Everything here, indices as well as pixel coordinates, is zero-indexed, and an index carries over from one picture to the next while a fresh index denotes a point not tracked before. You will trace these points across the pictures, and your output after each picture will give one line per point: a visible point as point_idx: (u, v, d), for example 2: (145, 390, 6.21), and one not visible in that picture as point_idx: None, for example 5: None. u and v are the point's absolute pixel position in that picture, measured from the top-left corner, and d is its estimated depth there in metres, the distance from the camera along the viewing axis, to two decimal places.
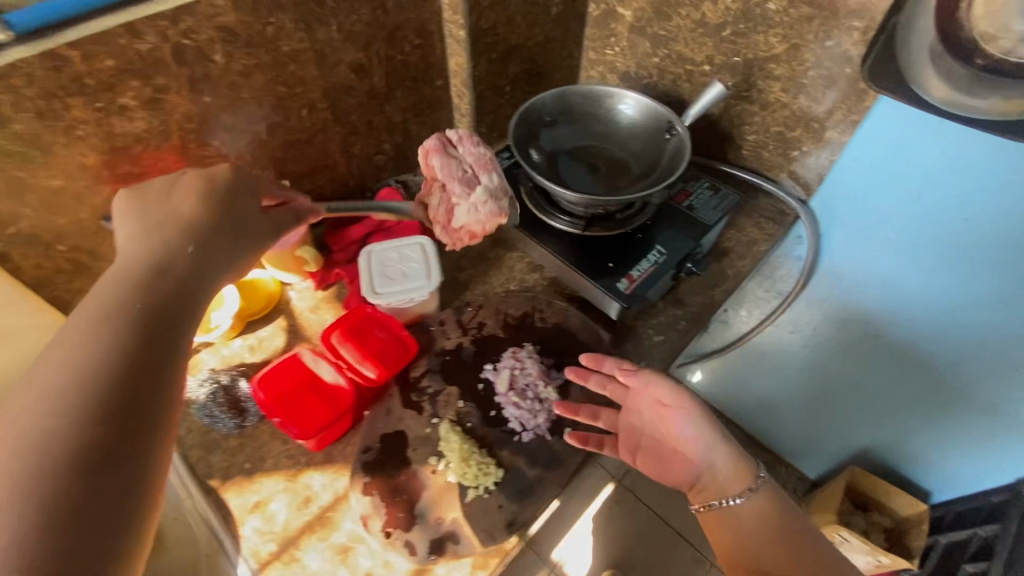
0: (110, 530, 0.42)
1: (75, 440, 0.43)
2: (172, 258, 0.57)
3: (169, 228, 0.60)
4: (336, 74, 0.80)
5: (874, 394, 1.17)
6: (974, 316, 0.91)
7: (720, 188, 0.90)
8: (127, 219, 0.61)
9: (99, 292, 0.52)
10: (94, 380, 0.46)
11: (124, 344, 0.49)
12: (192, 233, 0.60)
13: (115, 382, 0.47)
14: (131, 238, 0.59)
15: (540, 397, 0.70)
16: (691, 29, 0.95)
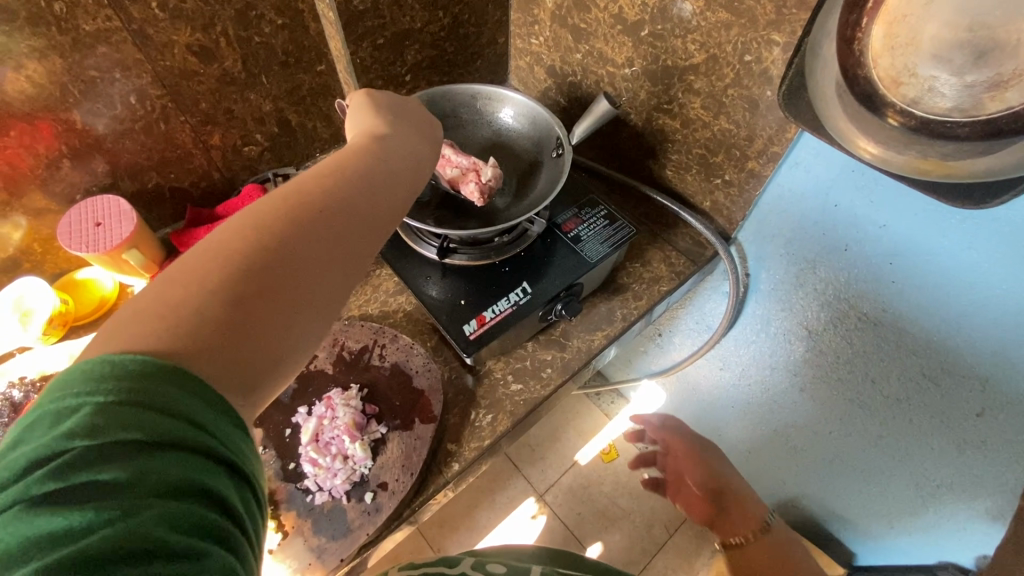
0: (233, 374, 0.38)
1: (303, 264, 0.42)
2: (410, 140, 0.55)
3: (424, 128, 0.58)
4: (169, 57, 0.70)
5: (799, 448, 1.05)
6: (901, 384, 0.79)
7: (616, 218, 0.79)
8: (371, 111, 0.56)
9: (350, 156, 0.49)
10: (343, 218, 0.45)
11: (351, 189, 0.47)
12: (417, 129, 0.57)
13: (348, 219, 0.45)
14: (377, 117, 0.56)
15: (345, 454, 0.62)
16: (609, 24, 0.80)
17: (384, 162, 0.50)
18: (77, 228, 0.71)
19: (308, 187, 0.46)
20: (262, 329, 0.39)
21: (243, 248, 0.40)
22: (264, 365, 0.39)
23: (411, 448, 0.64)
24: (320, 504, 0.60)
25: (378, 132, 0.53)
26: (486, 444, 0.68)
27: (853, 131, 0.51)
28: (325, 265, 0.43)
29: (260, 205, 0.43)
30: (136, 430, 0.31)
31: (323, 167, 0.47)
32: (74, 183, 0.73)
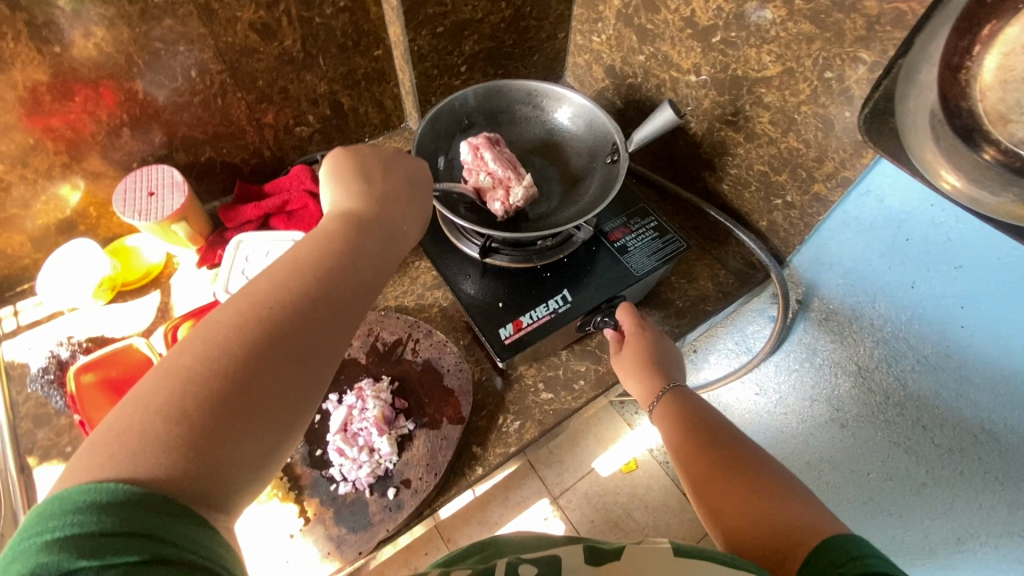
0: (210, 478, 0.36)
1: (276, 369, 0.40)
2: (388, 210, 0.51)
3: (408, 190, 0.54)
4: (232, 33, 0.70)
5: (830, 486, 1.00)
6: (956, 436, 0.74)
7: (667, 231, 0.76)
8: (353, 178, 0.52)
9: (321, 237, 0.46)
10: (317, 311, 0.42)
11: (323, 276, 0.44)
12: (399, 193, 0.53)
13: (324, 311, 0.43)
14: (364, 184, 0.52)
15: (371, 447, 0.62)
16: (679, 28, 0.77)
17: (358, 240, 0.47)
18: (132, 197, 0.72)
19: (285, 273, 0.43)
20: (234, 442, 0.37)
21: (208, 362, 0.38)
22: (239, 475, 0.37)
23: (437, 448, 0.63)
24: (343, 495, 0.60)
25: (355, 207, 0.50)
26: (512, 452, 0.67)
27: (946, 166, 0.47)
28: (303, 363, 0.41)
29: (220, 317, 0.40)
30: (93, 559, 0.29)
31: (291, 256, 0.44)
32: (131, 151, 0.74)
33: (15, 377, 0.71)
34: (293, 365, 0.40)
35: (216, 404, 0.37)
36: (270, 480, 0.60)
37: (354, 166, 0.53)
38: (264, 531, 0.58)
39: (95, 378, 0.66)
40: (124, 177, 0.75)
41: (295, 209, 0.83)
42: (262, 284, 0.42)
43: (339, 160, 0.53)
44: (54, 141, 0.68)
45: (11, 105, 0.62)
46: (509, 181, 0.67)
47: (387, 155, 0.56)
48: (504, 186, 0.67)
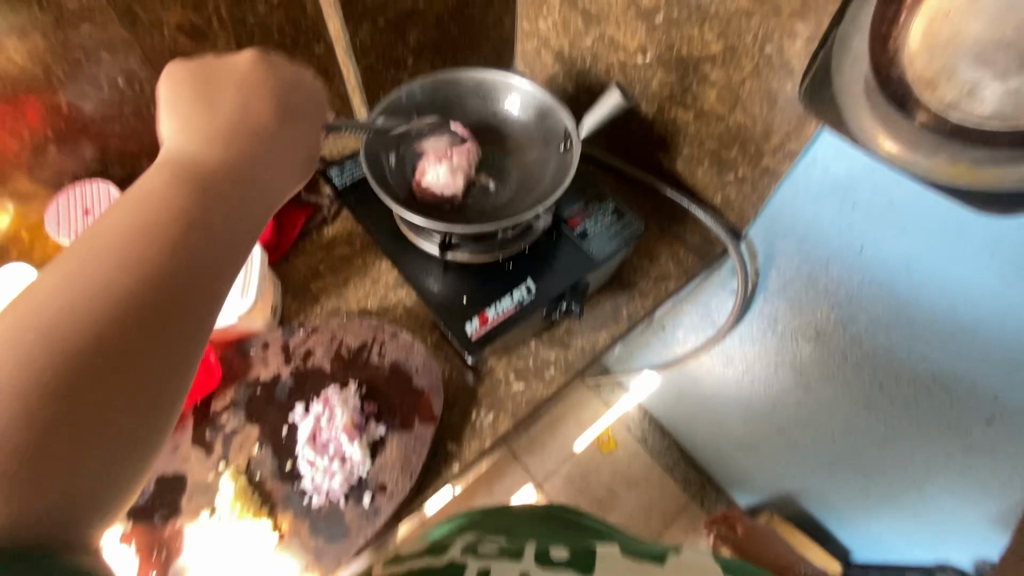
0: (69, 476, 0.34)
1: (121, 362, 0.37)
2: (230, 161, 0.47)
3: (254, 141, 0.49)
4: (158, 37, 0.66)
5: (799, 444, 1.04)
6: (911, 386, 0.77)
7: (625, 214, 0.76)
8: (190, 118, 0.49)
9: (145, 205, 0.42)
10: (166, 293, 0.39)
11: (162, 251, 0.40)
12: (247, 144, 0.49)
13: (169, 295, 0.39)
14: (201, 143, 0.47)
15: (343, 455, 0.60)
16: (622, 9, 0.77)
17: (207, 191, 0.44)
18: (64, 218, 0.68)
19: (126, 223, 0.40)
20: (89, 439, 0.35)
21: (44, 352, 0.35)
22: (103, 476, 0.35)
23: (410, 450, 0.62)
24: (317, 506, 0.59)
25: (184, 162, 0.46)
26: (487, 445, 0.67)
27: (887, 132, 0.47)
28: (153, 348, 0.38)
29: (16, 321, 0.35)
30: None
31: (115, 234, 0.40)
32: (62, 168, 0.70)
33: None
34: (149, 353, 0.38)
35: (38, 421, 0.33)
36: (240, 498, 0.59)
37: (194, 115, 0.49)
38: (233, 549, 0.57)
39: None
40: (56, 196, 0.71)
41: None
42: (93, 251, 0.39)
43: (171, 117, 0.49)
44: None
45: None
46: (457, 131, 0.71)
47: (226, 97, 0.50)
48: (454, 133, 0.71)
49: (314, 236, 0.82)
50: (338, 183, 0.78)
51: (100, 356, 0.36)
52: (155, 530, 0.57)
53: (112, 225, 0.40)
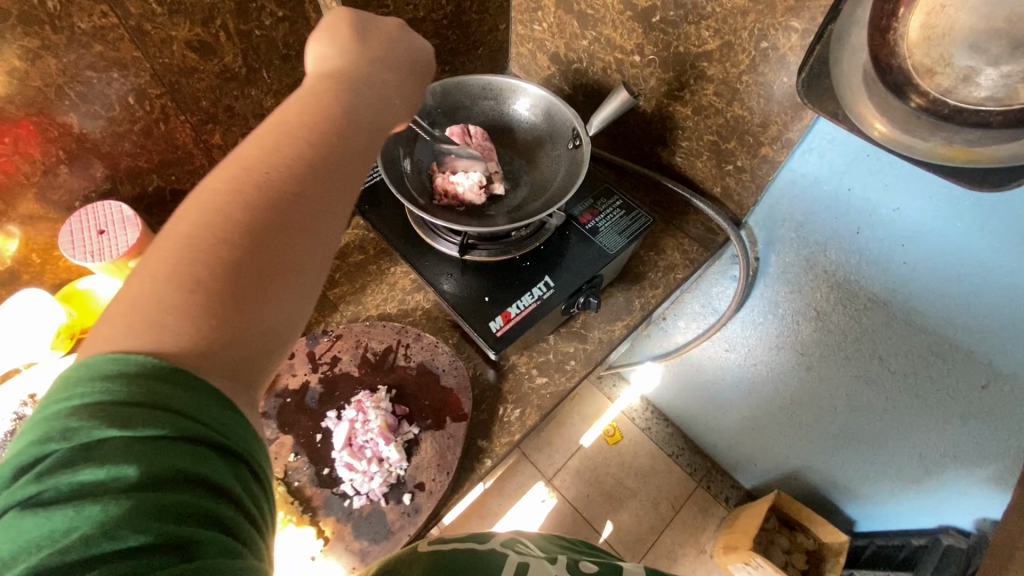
0: (241, 337, 0.37)
1: (288, 231, 0.40)
2: (367, 73, 0.51)
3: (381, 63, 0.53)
4: (168, 54, 0.67)
5: (803, 423, 1.08)
6: (909, 355, 0.81)
7: (633, 208, 0.79)
8: (343, 43, 0.52)
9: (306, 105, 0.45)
10: (323, 177, 0.43)
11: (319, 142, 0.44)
12: (374, 65, 0.52)
13: (324, 178, 0.43)
14: (340, 61, 0.51)
15: (380, 457, 0.61)
16: (618, 10, 0.79)
17: (346, 108, 0.47)
18: (79, 238, 0.69)
19: (298, 122, 0.44)
20: (255, 307, 0.38)
21: (229, 223, 0.38)
22: (257, 352, 0.38)
23: (445, 447, 0.64)
24: (359, 508, 0.60)
25: (332, 74, 0.49)
26: (516, 439, 0.68)
27: (876, 116, 0.51)
28: (309, 222, 0.42)
29: (211, 190, 0.40)
30: (125, 429, 0.31)
31: (291, 127, 0.44)
32: (72, 189, 0.70)
33: None
34: (302, 228, 0.41)
35: (224, 280, 0.37)
36: (282, 506, 0.59)
37: (346, 42, 0.52)
38: (278, 558, 0.57)
39: None
40: (68, 218, 0.71)
41: None
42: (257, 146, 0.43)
43: (314, 40, 0.52)
44: None
45: None
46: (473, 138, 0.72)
47: (376, 37, 0.54)
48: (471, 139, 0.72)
49: None
50: None
51: (272, 224, 0.40)
52: None
53: (283, 116, 0.44)
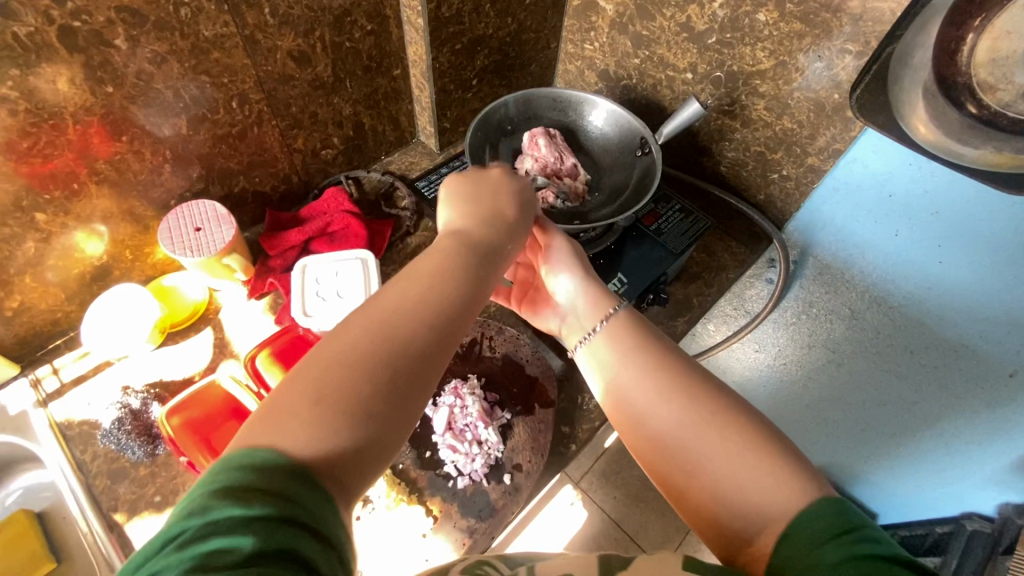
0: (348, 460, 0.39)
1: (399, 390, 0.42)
2: (496, 249, 0.53)
3: (501, 227, 0.55)
4: (271, 62, 0.71)
5: (833, 423, 1.13)
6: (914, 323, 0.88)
7: (691, 212, 0.85)
8: (464, 203, 0.56)
9: (420, 267, 0.49)
10: (430, 334, 0.45)
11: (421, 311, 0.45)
12: (510, 242, 0.55)
13: (438, 340, 0.45)
14: (479, 228, 0.54)
15: (480, 440, 0.65)
16: (675, 32, 0.87)
17: (459, 259, 0.50)
18: (179, 235, 0.71)
19: (417, 269, 0.49)
20: (372, 429, 0.41)
21: (343, 350, 0.43)
22: (353, 471, 0.39)
23: (537, 432, 0.67)
24: (463, 488, 0.63)
25: (466, 234, 0.53)
26: (597, 426, 0.72)
27: (922, 119, 0.60)
28: (419, 378, 0.44)
29: (355, 331, 0.44)
30: (238, 503, 0.32)
31: (415, 282, 0.48)
32: (170, 189, 0.72)
33: (76, 437, 0.67)
34: (400, 397, 0.43)
35: (320, 412, 0.39)
36: (393, 486, 0.62)
37: (469, 199, 0.56)
38: (393, 534, 0.60)
39: (183, 422, 0.64)
40: (163, 216, 0.74)
41: (337, 230, 0.83)
42: (389, 297, 0.46)
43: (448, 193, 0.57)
44: (97, 184, 0.65)
45: (58, 148, 0.60)
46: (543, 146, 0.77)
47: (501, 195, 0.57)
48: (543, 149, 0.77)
49: (400, 246, 0.87)
50: None
51: (385, 384, 0.42)
52: None
53: (406, 282, 0.47)
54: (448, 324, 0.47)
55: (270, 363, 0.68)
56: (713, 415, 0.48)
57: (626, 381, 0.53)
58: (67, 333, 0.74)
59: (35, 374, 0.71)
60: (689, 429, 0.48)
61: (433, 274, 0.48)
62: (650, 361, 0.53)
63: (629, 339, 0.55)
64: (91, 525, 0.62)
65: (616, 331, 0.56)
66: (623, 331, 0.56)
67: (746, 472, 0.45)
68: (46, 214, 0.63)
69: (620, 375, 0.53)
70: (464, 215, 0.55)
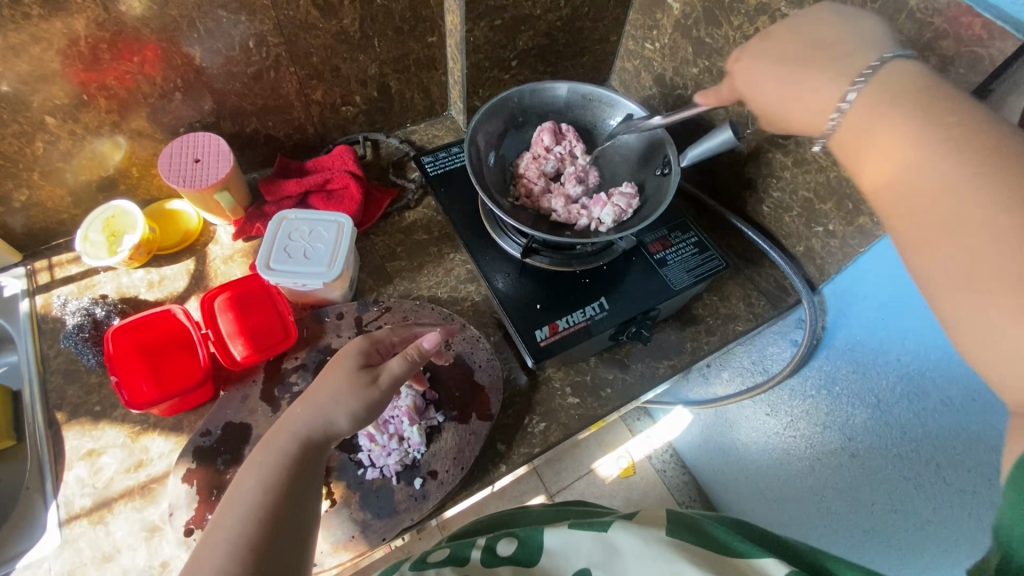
0: None
1: None
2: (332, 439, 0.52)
3: (341, 394, 0.53)
4: (294, 7, 0.70)
5: (835, 513, 0.97)
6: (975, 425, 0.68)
7: (706, 249, 0.76)
8: (318, 383, 0.55)
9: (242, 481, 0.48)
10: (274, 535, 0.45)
11: (252, 524, 0.45)
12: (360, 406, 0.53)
13: (288, 524, 0.46)
14: (300, 415, 0.53)
15: (400, 436, 0.62)
16: (739, 45, 0.76)
17: (293, 449, 0.51)
18: (177, 162, 0.72)
19: (254, 468, 0.49)
20: None
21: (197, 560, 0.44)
22: None
23: (464, 442, 0.64)
24: (370, 480, 0.61)
25: (305, 429, 0.52)
26: (535, 453, 0.67)
27: None
28: (290, 553, 0.45)
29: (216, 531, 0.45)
30: None
31: (257, 479, 0.48)
32: (180, 116, 0.74)
33: (47, 331, 0.71)
34: None
35: None
36: None
37: (322, 377, 0.55)
38: None
39: (130, 343, 0.65)
40: (170, 141, 0.75)
41: (336, 189, 0.82)
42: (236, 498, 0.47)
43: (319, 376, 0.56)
44: (106, 99, 0.67)
45: (70, 58, 0.62)
46: (544, 147, 0.73)
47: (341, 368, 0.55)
48: (543, 150, 0.73)
49: (396, 218, 0.84)
50: (429, 170, 0.82)
51: None
52: (216, 472, 0.60)
53: (239, 489, 0.48)
54: (296, 506, 0.48)
55: (224, 308, 0.68)
56: (964, 182, 0.35)
57: (873, 120, 0.41)
58: (70, 233, 0.78)
59: (32, 266, 0.76)
60: (913, 175, 0.38)
61: (267, 468, 0.49)
62: (916, 111, 0.39)
63: (888, 104, 0.40)
64: (33, 417, 0.66)
65: (880, 89, 0.41)
66: (889, 92, 0.41)
67: (991, 274, 0.34)
68: (55, 118, 0.66)
69: (882, 101, 0.41)
70: (302, 397, 0.54)
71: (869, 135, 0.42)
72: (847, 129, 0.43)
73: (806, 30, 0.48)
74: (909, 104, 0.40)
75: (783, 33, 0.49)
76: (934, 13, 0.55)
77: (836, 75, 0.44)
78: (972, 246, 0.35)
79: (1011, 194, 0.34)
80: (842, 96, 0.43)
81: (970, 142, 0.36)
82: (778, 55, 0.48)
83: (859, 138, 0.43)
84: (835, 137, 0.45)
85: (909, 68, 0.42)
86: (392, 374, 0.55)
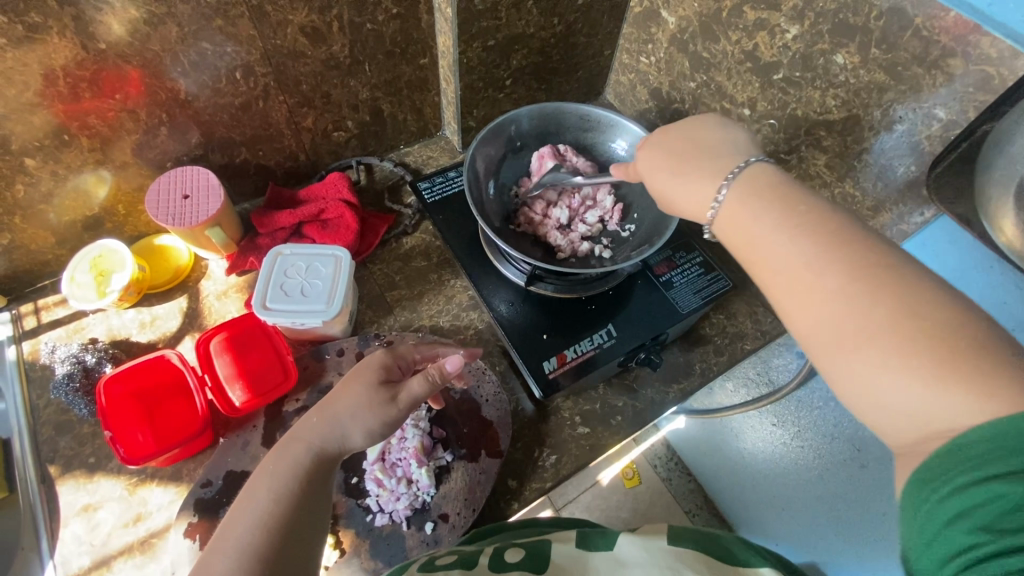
0: None
1: None
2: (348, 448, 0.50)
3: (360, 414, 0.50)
4: (281, 37, 0.67)
5: (845, 522, 0.96)
6: None
7: (713, 268, 0.74)
8: (342, 387, 0.52)
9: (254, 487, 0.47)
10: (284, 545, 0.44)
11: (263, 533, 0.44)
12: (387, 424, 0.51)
13: (298, 534, 0.45)
14: (315, 426, 0.50)
15: (408, 479, 0.61)
16: (738, 60, 0.75)
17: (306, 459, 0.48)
18: (166, 199, 0.69)
19: (266, 475, 0.47)
20: None
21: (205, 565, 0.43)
22: None
23: (475, 482, 0.62)
24: (380, 527, 0.59)
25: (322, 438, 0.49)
26: (547, 487, 0.65)
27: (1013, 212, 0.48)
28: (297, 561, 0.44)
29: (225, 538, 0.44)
30: None
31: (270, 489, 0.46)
32: (167, 151, 0.71)
33: (36, 379, 0.68)
34: None
35: None
36: None
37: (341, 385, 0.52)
38: None
39: (124, 392, 0.62)
40: (157, 177, 0.72)
41: (330, 218, 0.80)
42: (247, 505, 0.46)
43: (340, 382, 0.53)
44: (89, 137, 0.65)
45: (48, 98, 0.59)
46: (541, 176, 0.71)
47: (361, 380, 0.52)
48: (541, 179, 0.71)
49: (393, 245, 0.82)
50: (427, 197, 0.80)
51: None
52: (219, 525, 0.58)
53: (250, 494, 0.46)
54: (306, 514, 0.46)
55: (221, 350, 0.65)
56: (858, 281, 0.37)
57: (747, 224, 0.43)
58: (55, 274, 0.75)
59: (18, 311, 0.73)
60: (803, 271, 0.39)
61: (280, 477, 0.47)
62: (784, 209, 0.42)
63: (758, 200, 0.43)
64: (24, 471, 0.63)
65: (742, 191, 0.44)
66: (760, 192, 0.44)
67: (890, 353, 0.35)
68: (35, 160, 0.64)
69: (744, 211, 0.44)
70: (321, 402, 0.52)
71: (747, 232, 0.43)
72: (723, 225, 0.45)
73: (683, 133, 0.51)
74: (768, 202, 0.43)
75: (668, 136, 0.52)
76: (939, 31, 0.54)
77: (713, 165, 0.47)
78: (872, 335, 0.36)
79: (864, 273, 0.37)
80: (717, 192, 0.46)
81: (841, 239, 0.39)
82: (667, 149, 0.51)
83: (736, 233, 0.44)
84: (716, 227, 0.46)
85: (769, 171, 0.45)
86: (413, 395, 0.52)
